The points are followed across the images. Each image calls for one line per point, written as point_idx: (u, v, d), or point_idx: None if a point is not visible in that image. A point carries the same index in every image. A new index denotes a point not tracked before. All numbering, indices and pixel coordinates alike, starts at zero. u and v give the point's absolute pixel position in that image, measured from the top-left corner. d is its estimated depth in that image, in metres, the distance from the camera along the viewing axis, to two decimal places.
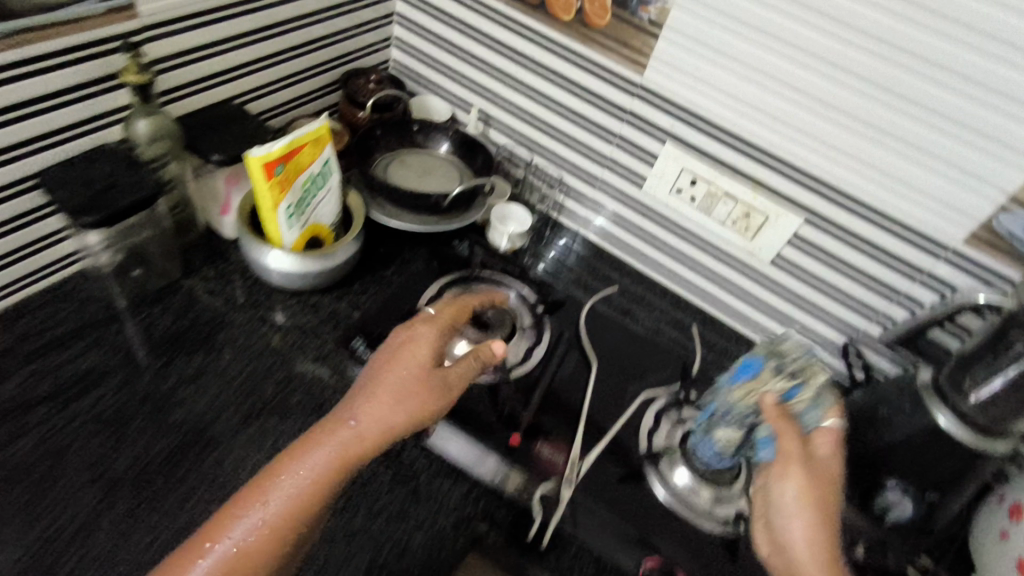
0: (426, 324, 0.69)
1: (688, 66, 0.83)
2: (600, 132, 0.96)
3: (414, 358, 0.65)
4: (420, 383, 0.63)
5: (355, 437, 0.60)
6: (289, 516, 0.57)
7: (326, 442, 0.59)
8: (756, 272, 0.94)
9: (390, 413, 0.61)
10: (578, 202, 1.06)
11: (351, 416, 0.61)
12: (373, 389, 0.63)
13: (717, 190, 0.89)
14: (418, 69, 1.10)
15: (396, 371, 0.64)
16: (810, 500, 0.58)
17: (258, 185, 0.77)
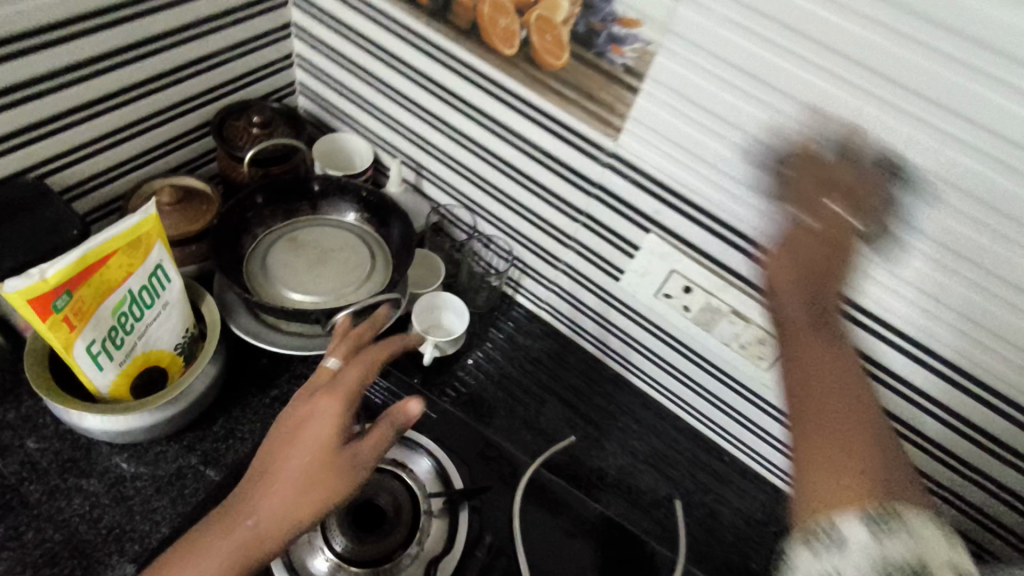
0: (326, 389, 0.48)
1: (681, 136, 0.55)
2: (561, 205, 0.69)
3: (308, 442, 0.46)
4: (313, 481, 0.44)
5: (245, 544, 0.44)
6: None
7: (198, 565, 0.44)
8: (771, 407, 0.68)
9: (285, 515, 0.44)
10: (538, 283, 0.79)
11: (230, 527, 0.44)
12: (258, 489, 0.45)
13: (718, 305, 0.63)
14: (330, 96, 0.83)
15: (284, 466, 0.45)
16: (832, 277, 0.45)
17: (34, 323, 0.52)
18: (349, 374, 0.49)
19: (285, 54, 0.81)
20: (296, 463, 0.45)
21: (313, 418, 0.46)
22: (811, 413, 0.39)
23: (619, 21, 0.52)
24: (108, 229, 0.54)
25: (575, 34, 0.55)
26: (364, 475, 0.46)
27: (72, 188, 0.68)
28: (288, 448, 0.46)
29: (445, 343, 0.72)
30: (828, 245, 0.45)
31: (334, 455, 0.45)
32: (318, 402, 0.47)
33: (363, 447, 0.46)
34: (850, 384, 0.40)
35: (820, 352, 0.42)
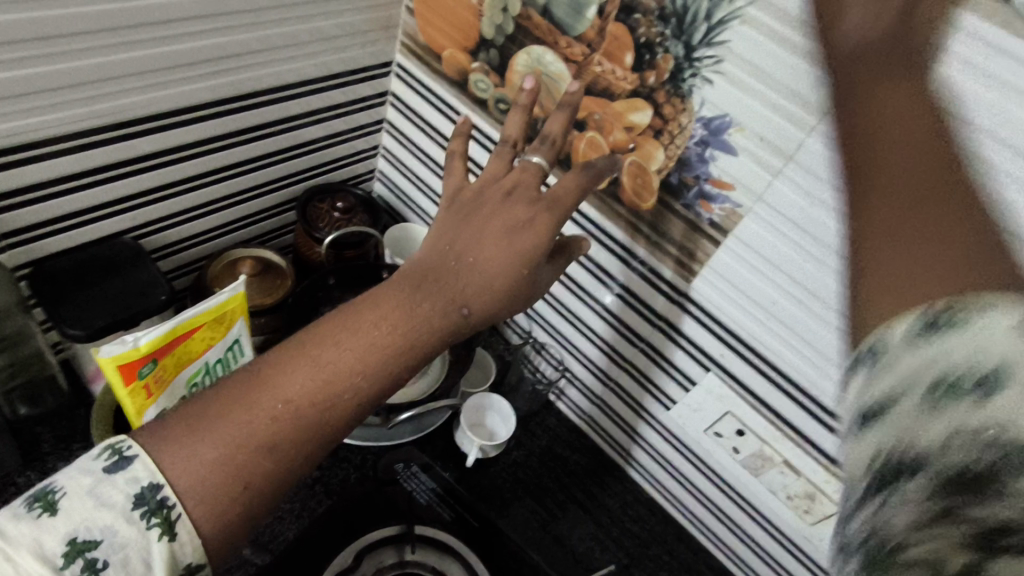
0: (537, 200, 0.51)
1: (755, 292, 0.58)
2: (623, 329, 0.71)
3: (519, 246, 0.49)
4: (506, 254, 0.49)
5: (444, 323, 0.47)
6: (327, 408, 0.44)
7: (379, 318, 0.46)
8: (810, 561, 0.67)
9: (484, 305, 0.49)
10: (583, 395, 0.80)
11: (411, 299, 0.47)
12: (437, 279, 0.48)
13: (770, 453, 0.64)
14: (407, 188, 0.87)
15: (468, 271, 0.49)
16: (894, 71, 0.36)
17: (116, 389, 0.54)
18: (565, 187, 0.51)
19: (372, 143, 0.86)
20: (512, 250, 0.49)
21: (518, 199, 0.51)
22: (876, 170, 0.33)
23: (712, 180, 0.56)
24: (201, 303, 0.56)
25: (665, 184, 0.59)
26: (525, 299, 0.51)
27: (162, 248, 0.71)
28: (499, 240, 0.49)
29: (489, 446, 0.73)
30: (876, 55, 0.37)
31: (526, 260, 0.49)
32: (523, 216, 0.50)
33: (540, 273, 0.51)
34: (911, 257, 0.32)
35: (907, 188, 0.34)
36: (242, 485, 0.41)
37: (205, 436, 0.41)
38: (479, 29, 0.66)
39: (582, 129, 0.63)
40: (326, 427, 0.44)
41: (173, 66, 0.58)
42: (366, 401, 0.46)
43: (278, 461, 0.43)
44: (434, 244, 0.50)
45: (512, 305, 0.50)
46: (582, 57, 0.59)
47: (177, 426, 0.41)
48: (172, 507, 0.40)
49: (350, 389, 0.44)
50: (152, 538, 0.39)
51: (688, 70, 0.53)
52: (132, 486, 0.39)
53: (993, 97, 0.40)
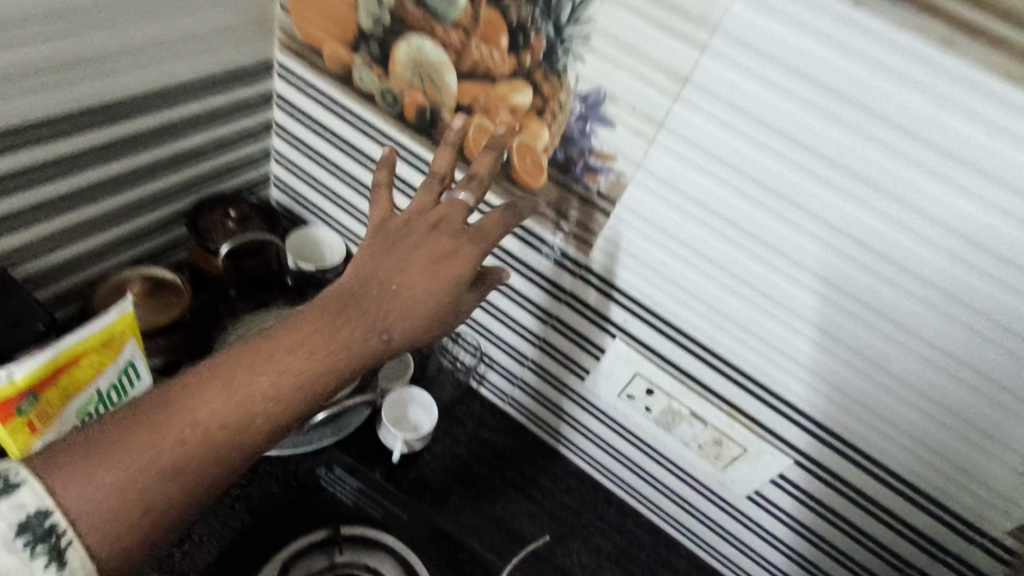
0: (461, 230, 0.52)
1: (646, 256, 0.61)
2: (532, 307, 0.73)
3: (438, 277, 0.50)
4: (431, 282, 0.49)
5: (362, 352, 0.47)
6: (235, 436, 0.44)
7: (297, 345, 0.46)
8: (724, 503, 0.72)
9: (405, 336, 0.49)
10: (503, 378, 0.82)
11: (333, 328, 0.47)
12: (362, 304, 0.49)
13: (678, 408, 0.68)
14: (304, 191, 0.85)
15: (389, 298, 0.49)
16: None
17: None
18: (490, 222, 0.53)
19: (262, 147, 0.84)
20: (432, 278, 0.50)
21: (443, 228, 0.52)
22: None
23: (595, 154, 0.58)
24: (86, 326, 0.54)
25: (553, 161, 0.61)
26: (442, 337, 0.52)
27: (37, 276, 0.67)
28: (418, 268, 0.50)
29: (414, 440, 0.73)
30: None
31: (447, 289, 0.50)
32: (447, 247, 0.51)
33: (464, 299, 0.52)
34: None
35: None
36: (134, 511, 0.41)
37: (109, 458, 0.42)
38: (356, 22, 0.65)
39: (468, 115, 0.64)
40: (233, 454, 0.44)
41: (22, 75, 0.55)
42: (277, 428, 0.45)
43: (174, 490, 0.42)
44: (364, 267, 0.50)
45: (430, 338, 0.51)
46: (459, 43, 0.60)
47: (78, 450, 0.42)
48: (59, 535, 0.40)
49: (261, 413, 0.44)
50: (37, 567, 0.39)
51: (559, 49, 0.55)
52: (17, 512, 0.39)
53: (823, 53, 0.45)
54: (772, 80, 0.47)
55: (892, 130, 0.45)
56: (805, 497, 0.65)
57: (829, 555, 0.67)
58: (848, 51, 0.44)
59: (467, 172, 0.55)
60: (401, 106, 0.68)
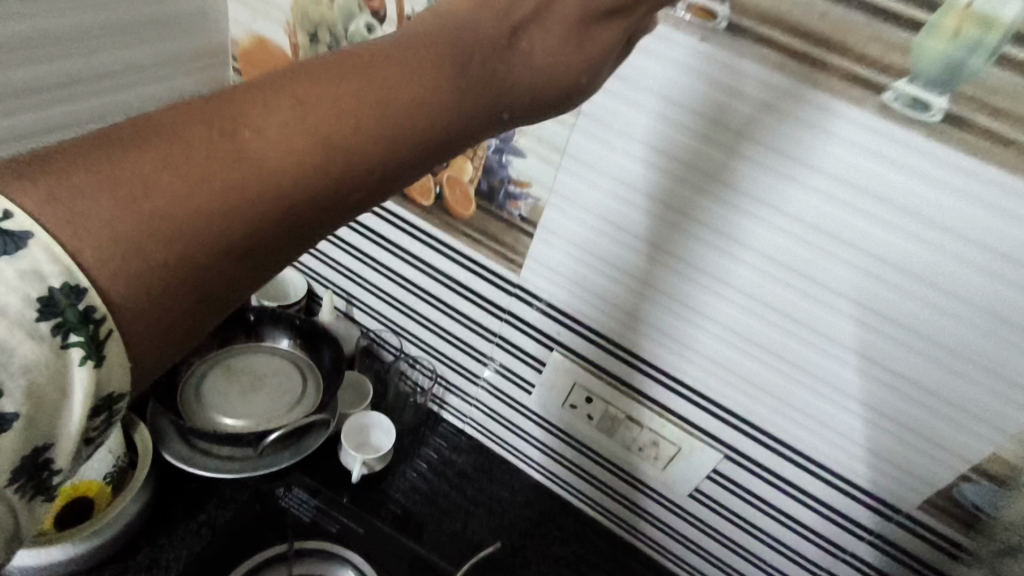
0: (596, 18, 0.41)
1: (569, 271, 0.67)
2: (478, 327, 0.78)
3: (562, 47, 0.41)
4: (567, 52, 0.41)
5: (475, 117, 0.38)
6: (303, 196, 0.32)
7: (376, 93, 0.34)
8: (670, 504, 0.75)
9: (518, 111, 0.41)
10: (459, 398, 0.86)
11: (437, 71, 0.36)
12: (450, 61, 0.37)
13: (615, 412, 0.72)
14: None
15: (523, 59, 0.40)
16: None
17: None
18: None
19: None
20: (553, 44, 0.41)
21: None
22: None
23: (514, 182, 0.65)
24: None
25: (479, 191, 0.68)
26: (582, 99, 0.44)
27: None
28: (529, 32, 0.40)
29: (373, 460, 0.78)
30: None
31: (575, 73, 0.42)
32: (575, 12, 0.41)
33: (596, 76, 0.44)
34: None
35: None
36: (148, 294, 0.29)
37: (92, 185, 0.28)
38: None
39: None
40: (285, 228, 0.33)
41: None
42: (354, 199, 0.35)
43: (204, 246, 0.30)
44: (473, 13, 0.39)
45: (566, 102, 0.43)
46: None
47: (95, 172, 0.28)
48: (99, 322, 0.28)
49: (343, 184, 0.33)
50: (71, 361, 0.27)
51: None
52: (34, 281, 0.26)
53: (682, 81, 0.52)
54: (646, 107, 0.55)
55: (750, 143, 0.51)
56: (739, 489, 0.69)
57: (770, 546, 0.70)
58: (703, 80, 0.51)
59: None
60: None
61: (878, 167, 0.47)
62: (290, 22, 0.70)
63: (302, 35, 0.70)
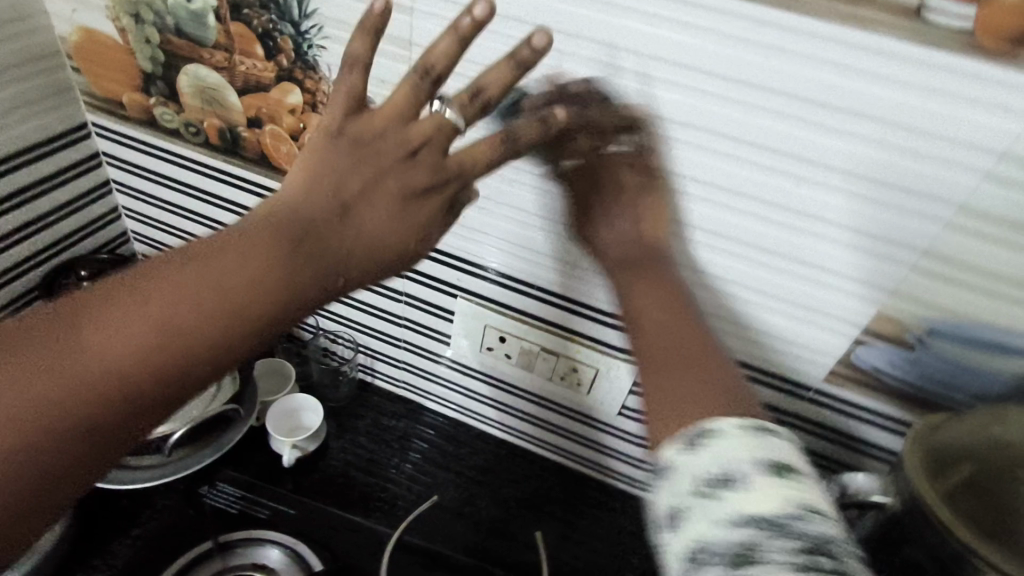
0: (423, 191, 0.42)
1: None
2: (383, 289, 0.76)
3: (389, 220, 0.41)
4: (396, 224, 0.42)
5: (308, 300, 0.39)
6: (119, 403, 0.34)
7: (226, 282, 0.36)
8: (605, 426, 0.76)
9: (356, 279, 0.41)
10: (386, 364, 0.85)
11: (264, 254, 0.37)
12: (270, 252, 0.38)
13: (531, 347, 0.71)
14: (164, 239, 0.89)
15: (354, 232, 0.40)
16: (670, 354, 0.50)
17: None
18: (469, 155, 0.42)
19: (108, 207, 0.88)
20: (381, 222, 0.41)
21: (380, 149, 0.41)
22: (667, 381, 0.48)
23: None
24: None
25: None
26: (419, 256, 0.44)
27: None
28: (359, 207, 0.41)
29: (303, 440, 0.76)
30: (684, 392, 0.46)
31: (416, 234, 0.43)
32: (402, 182, 0.41)
33: (431, 233, 0.44)
34: (681, 360, 0.49)
35: (663, 336, 0.51)
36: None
37: None
38: (137, 65, 0.69)
39: (260, 127, 0.68)
40: (103, 432, 0.34)
41: None
42: (167, 394, 0.36)
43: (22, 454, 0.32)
44: (298, 202, 0.40)
45: (400, 267, 0.43)
46: (225, 62, 0.64)
47: None
48: None
49: (159, 386, 0.35)
50: None
51: (304, 45, 0.60)
52: None
53: None
54: None
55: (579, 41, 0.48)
56: None
57: None
58: None
59: (473, 84, 0.41)
60: (204, 133, 0.72)
61: (703, 41, 0.45)
62: (109, 5, 0.66)
63: (126, 18, 0.66)
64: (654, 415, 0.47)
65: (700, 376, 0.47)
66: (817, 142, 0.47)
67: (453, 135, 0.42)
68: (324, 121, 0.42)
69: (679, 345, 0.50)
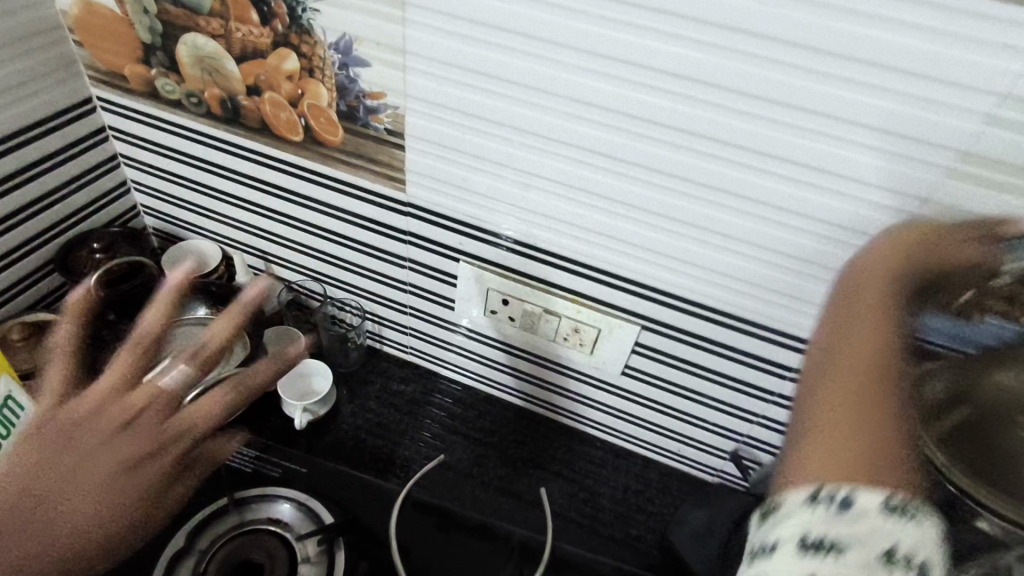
0: (139, 457, 0.50)
1: (448, 175, 0.65)
2: (387, 256, 0.77)
3: (143, 466, 0.50)
4: (103, 497, 0.48)
5: (108, 540, 0.48)
6: None
7: (25, 527, 0.45)
8: (609, 386, 0.77)
9: (133, 508, 0.49)
10: (393, 330, 0.86)
11: (61, 493, 0.46)
12: (58, 498, 0.46)
13: (532, 309, 0.72)
14: (173, 211, 0.91)
15: (130, 481, 0.50)
16: (851, 347, 0.41)
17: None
18: (202, 411, 0.56)
19: (118, 180, 0.89)
20: (132, 455, 0.50)
21: (93, 425, 0.49)
22: (831, 403, 0.38)
23: (369, 96, 0.63)
24: None
25: (340, 113, 0.65)
26: (144, 535, 0.51)
27: None
28: (114, 482, 0.49)
29: (314, 404, 0.78)
30: (862, 411, 0.37)
31: (127, 501, 0.49)
32: (138, 457, 0.50)
33: (170, 496, 0.53)
34: (867, 368, 0.39)
35: (846, 342, 0.42)
36: None
37: None
38: (136, 36, 0.70)
39: (259, 95, 0.68)
40: None
41: None
42: None
43: None
44: (58, 445, 0.47)
45: (121, 551, 0.49)
46: (222, 29, 0.64)
47: None
48: None
49: None
50: None
51: (298, 9, 0.59)
52: None
53: None
54: None
55: None
56: (665, 356, 0.70)
57: (707, 403, 0.73)
58: None
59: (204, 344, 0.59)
60: (206, 103, 0.72)
61: None
62: None
63: None
64: (812, 419, 0.38)
65: (889, 385, 0.39)
66: (815, 90, 0.46)
67: (166, 395, 0.53)
68: (99, 389, 0.50)
69: (872, 391, 0.38)
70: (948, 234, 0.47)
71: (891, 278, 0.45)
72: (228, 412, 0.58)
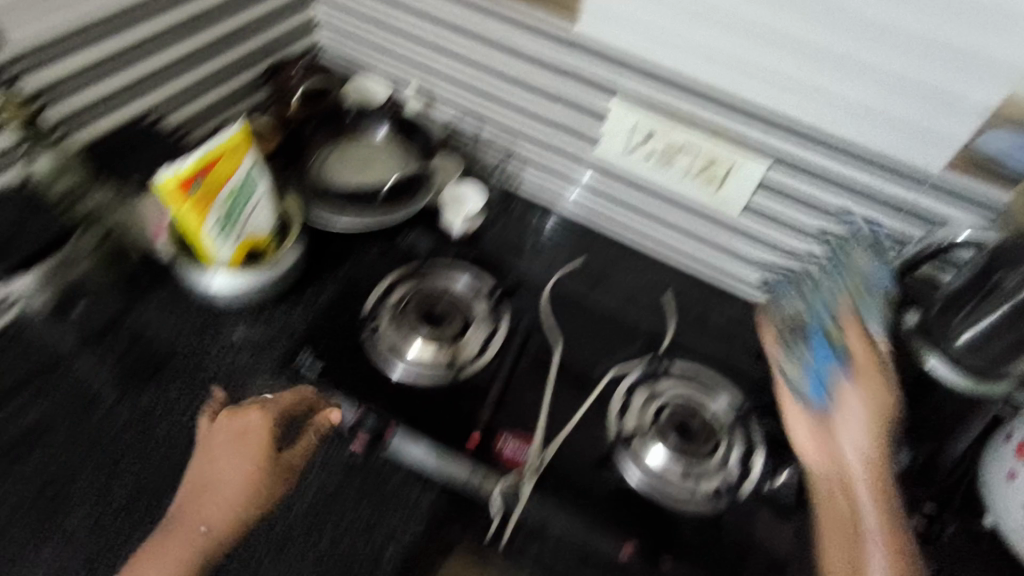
0: (240, 432, 0.65)
1: (621, 12, 0.76)
2: (543, 94, 0.88)
3: (253, 449, 0.63)
4: (239, 479, 0.62)
5: (230, 495, 0.61)
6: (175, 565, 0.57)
7: (192, 517, 0.60)
8: (728, 224, 0.88)
9: (248, 466, 0.62)
10: (534, 170, 0.98)
11: (206, 503, 0.61)
12: (205, 505, 0.61)
13: (674, 144, 0.82)
14: (343, 52, 1.02)
15: (260, 472, 0.63)
16: (845, 496, 0.61)
17: (177, 221, 0.75)
18: (290, 396, 0.68)
19: None
20: (236, 454, 0.63)
21: (216, 440, 0.65)
22: (843, 529, 0.60)
23: None
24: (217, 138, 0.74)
25: None
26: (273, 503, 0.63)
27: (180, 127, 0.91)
28: (207, 479, 0.63)
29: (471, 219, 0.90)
30: (853, 535, 0.59)
31: (260, 492, 0.62)
32: (242, 429, 0.65)
33: (292, 458, 0.65)
34: (848, 522, 0.60)
35: (843, 503, 0.61)
36: None
37: None
38: None
39: None
40: None
41: None
42: None
43: None
44: (188, 485, 0.63)
45: (260, 506, 0.62)
46: None
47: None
48: None
49: None
50: None
51: None
52: None
53: None
54: None
55: None
56: (786, 193, 0.81)
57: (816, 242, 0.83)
58: None
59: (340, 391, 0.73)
60: None
61: None
62: None
63: None
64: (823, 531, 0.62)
65: (864, 502, 0.60)
66: None
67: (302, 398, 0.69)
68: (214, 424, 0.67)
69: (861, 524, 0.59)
70: (865, 338, 0.67)
71: (866, 345, 0.66)
72: (302, 399, 0.69)
